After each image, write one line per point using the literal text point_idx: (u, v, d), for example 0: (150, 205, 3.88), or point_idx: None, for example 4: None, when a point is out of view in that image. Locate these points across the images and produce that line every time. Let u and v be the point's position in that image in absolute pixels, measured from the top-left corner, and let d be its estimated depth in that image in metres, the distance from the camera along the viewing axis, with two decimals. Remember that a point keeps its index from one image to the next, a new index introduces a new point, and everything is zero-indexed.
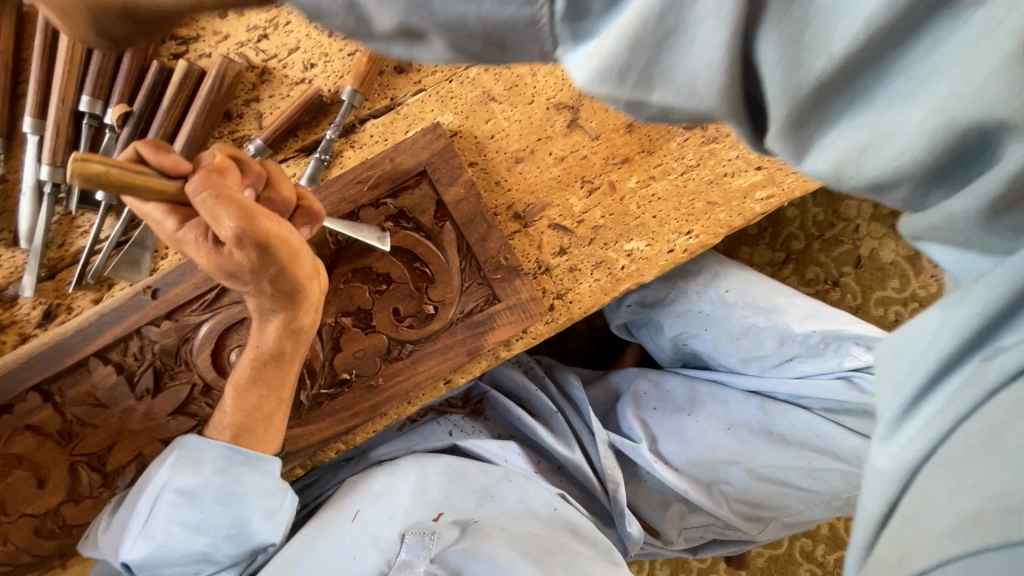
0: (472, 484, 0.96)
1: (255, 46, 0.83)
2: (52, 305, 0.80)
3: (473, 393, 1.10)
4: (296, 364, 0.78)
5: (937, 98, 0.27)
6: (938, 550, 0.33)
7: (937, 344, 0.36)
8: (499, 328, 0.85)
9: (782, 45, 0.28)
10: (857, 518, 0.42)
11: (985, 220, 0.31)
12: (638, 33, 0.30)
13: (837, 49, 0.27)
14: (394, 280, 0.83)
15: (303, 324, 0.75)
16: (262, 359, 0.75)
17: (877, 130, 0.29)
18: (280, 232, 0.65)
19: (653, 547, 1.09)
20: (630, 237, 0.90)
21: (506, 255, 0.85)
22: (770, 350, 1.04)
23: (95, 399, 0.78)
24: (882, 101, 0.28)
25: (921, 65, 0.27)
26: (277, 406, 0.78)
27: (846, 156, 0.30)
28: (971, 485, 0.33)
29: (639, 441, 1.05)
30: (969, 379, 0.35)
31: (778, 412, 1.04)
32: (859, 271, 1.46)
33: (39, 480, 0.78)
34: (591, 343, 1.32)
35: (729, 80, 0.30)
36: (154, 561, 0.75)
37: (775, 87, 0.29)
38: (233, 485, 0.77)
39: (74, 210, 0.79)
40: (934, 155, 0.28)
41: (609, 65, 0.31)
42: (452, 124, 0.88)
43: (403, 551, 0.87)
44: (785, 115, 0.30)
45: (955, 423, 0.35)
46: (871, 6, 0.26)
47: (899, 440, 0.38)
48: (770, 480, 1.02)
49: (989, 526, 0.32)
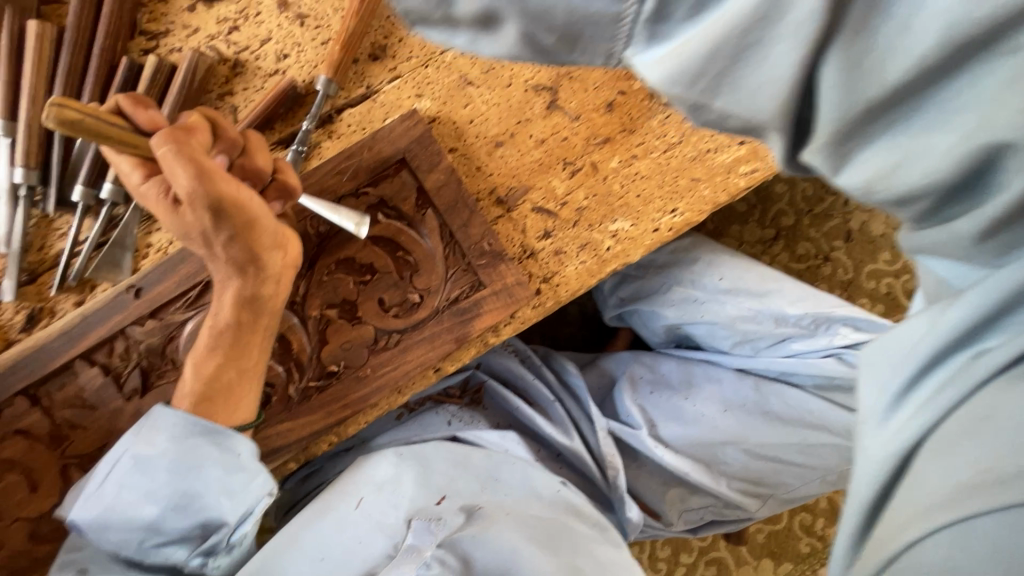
0: (476, 468, 0.98)
1: (226, 39, 0.82)
2: (35, 309, 0.80)
3: (471, 383, 1.09)
4: (256, 341, 0.77)
5: (964, 123, 0.28)
6: (918, 528, 0.35)
7: (928, 342, 0.39)
8: (485, 314, 0.84)
9: (846, 68, 0.28)
10: (847, 508, 0.44)
11: (981, 238, 0.32)
12: (719, 43, 0.29)
13: (891, 77, 0.28)
14: (378, 270, 0.83)
15: (262, 295, 0.75)
16: (220, 328, 0.75)
17: (908, 151, 0.29)
18: (237, 195, 0.66)
19: (654, 528, 1.10)
20: (615, 217, 0.90)
21: (490, 240, 0.84)
22: (763, 326, 1.03)
23: (84, 400, 0.78)
24: (917, 125, 0.29)
25: (953, 93, 0.28)
26: (238, 375, 0.77)
27: (878, 173, 0.30)
28: (960, 466, 0.35)
29: (639, 428, 1.05)
30: (957, 373, 0.37)
31: (772, 392, 1.04)
32: (850, 245, 1.46)
33: (31, 484, 0.78)
34: (584, 328, 1.31)
35: (791, 98, 0.29)
36: (102, 523, 0.72)
37: (829, 105, 0.29)
38: (191, 456, 0.74)
39: (52, 212, 0.79)
40: (959, 174, 0.29)
41: (685, 66, 0.30)
42: (430, 109, 0.87)
43: (410, 535, 0.85)
44: (831, 132, 0.30)
45: (942, 415, 0.37)
46: (931, 34, 0.26)
47: (889, 429, 0.40)
48: (765, 457, 1.02)
49: (975, 503, 0.33)
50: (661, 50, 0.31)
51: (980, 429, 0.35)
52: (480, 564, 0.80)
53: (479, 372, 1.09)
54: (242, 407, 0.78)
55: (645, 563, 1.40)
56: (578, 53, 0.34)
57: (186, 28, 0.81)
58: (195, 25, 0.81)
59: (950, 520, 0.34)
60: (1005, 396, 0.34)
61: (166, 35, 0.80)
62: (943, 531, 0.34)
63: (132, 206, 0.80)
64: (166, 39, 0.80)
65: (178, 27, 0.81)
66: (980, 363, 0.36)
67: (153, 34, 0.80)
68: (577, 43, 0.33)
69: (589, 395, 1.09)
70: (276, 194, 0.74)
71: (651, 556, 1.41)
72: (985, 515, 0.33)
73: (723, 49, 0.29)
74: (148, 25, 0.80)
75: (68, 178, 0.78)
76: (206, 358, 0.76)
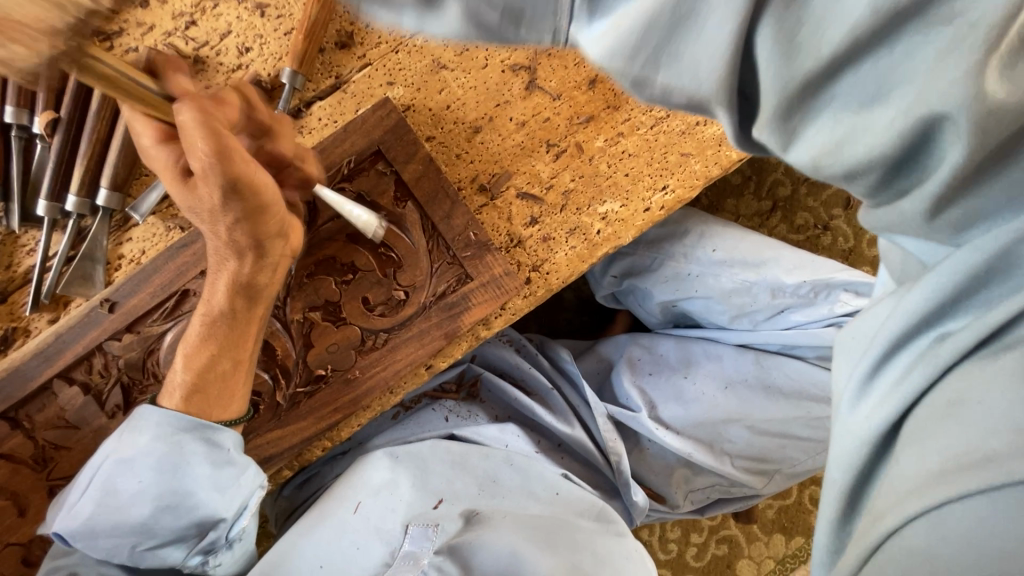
0: (475, 469, 0.95)
1: (184, 35, 0.77)
2: (8, 329, 0.77)
3: (467, 376, 1.05)
4: (249, 328, 0.74)
5: (905, 102, 0.28)
6: (902, 511, 0.36)
7: (892, 322, 0.40)
8: (474, 307, 0.82)
9: (778, 38, 0.28)
10: (823, 494, 0.44)
11: (931, 219, 0.32)
12: (652, 14, 0.29)
13: (824, 51, 0.28)
14: (360, 269, 0.80)
15: (258, 283, 0.72)
16: (211, 322, 0.72)
17: (854, 125, 0.29)
18: (255, 177, 0.63)
19: (659, 512, 1.08)
20: (604, 199, 0.87)
21: (475, 231, 0.81)
22: (762, 302, 1.00)
23: (66, 420, 0.76)
24: (860, 102, 0.29)
25: (892, 69, 0.28)
26: (232, 367, 0.74)
27: (824, 150, 0.30)
28: (934, 447, 0.36)
29: (638, 410, 1.02)
30: (924, 354, 0.38)
31: (773, 366, 1.02)
32: (849, 213, 1.43)
33: (19, 508, 0.76)
34: (581, 313, 1.29)
35: (728, 71, 0.30)
36: (88, 530, 0.70)
37: (770, 79, 0.29)
38: (178, 455, 0.72)
39: (16, 228, 0.76)
40: (898, 151, 0.29)
41: (624, 39, 0.30)
42: (403, 97, 0.83)
43: (407, 543, 0.85)
44: (776, 105, 0.30)
45: (914, 396, 0.38)
46: (858, 10, 0.27)
47: (864, 411, 0.41)
48: (772, 433, 1.00)
49: (949, 480, 0.34)
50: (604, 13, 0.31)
51: (953, 412, 0.36)
52: (482, 570, 0.80)
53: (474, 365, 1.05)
54: (234, 402, 0.75)
55: (656, 545, 1.39)
56: (524, 31, 0.35)
57: (141, 26, 0.76)
58: (150, 23, 0.77)
59: (920, 510, 0.35)
60: (974, 378, 0.35)
61: (120, 34, 0.76)
62: (919, 521, 0.35)
63: (99, 217, 0.76)
64: (120, 39, 0.76)
65: (132, 25, 0.76)
66: (943, 346, 0.37)
67: (105, 35, 0.76)
68: (521, 15, 0.34)
69: (584, 379, 1.07)
70: (295, 183, 0.74)
71: (661, 539, 1.39)
72: (953, 501, 0.34)
73: (661, 23, 0.30)
74: (99, 26, 0.75)
75: (30, 192, 0.75)
76: (189, 350, 0.73)
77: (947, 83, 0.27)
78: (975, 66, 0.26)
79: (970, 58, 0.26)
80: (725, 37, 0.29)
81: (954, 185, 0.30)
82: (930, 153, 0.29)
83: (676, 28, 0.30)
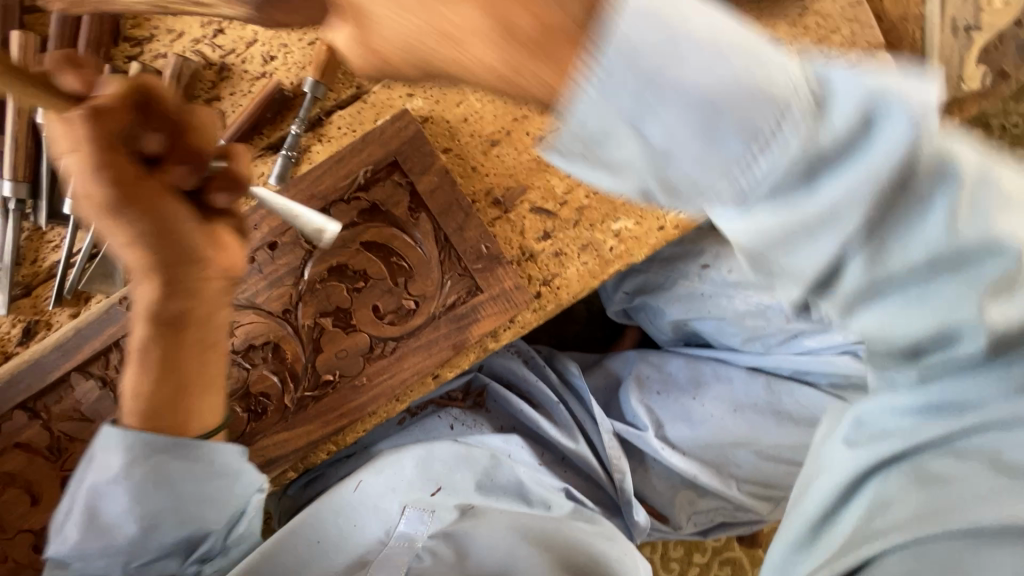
0: (477, 463, 0.96)
1: (212, 42, 0.79)
2: (32, 322, 0.80)
3: (474, 385, 1.06)
4: (191, 354, 0.67)
5: (963, 295, 0.33)
6: (898, 540, 0.46)
7: (889, 421, 0.47)
8: (483, 319, 0.82)
9: (776, 220, 0.32)
10: (793, 517, 0.57)
11: (920, 379, 0.41)
12: (639, 175, 0.32)
13: (902, 260, 0.33)
14: (371, 276, 0.80)
15: (184, 315, 0.65)
16: (154, 337, 0.65)
17: (908, 308, 0.34)
18: (132, 194, 0.56)
19: (662, 533, 1.06)
20: (617, 217, 0.87)
21: (487, 243, 0.82)
22: (775, 325, 0.99)
23: (81, 413, 0.78)
24: (923, 294, 0.34)
25: (946, 289, 0.33)
26: (175, 395, 0.67)
27: (881, 325, 0.36)
28: (898, 508, 0.47)
29: (645, 429, 1.01)
30: (909, 442, 0.46)
31: (783, 390, 1.01)
32: None
33: (32, 496, 0.78)
34: (592, 327, 1.28)
35: (755, 235, 0.33)
36: (84, 553, 0.67)
37: (804, 263, 0.33)
38: (160, 473, 0.67)
39: (43, 224, 0.78)
40: (931, 334, 0.36)
41: (642, 195, 0.34)
42: (422, 109, 0.83)
43: (403, 523, 0.90)
44: (858, 288, 0.34)
45: (888, 470, 0.49)
46: (850, 220, 0.31)
47: (847, 467, 0.51)
48: (779, 459, 0.99)
49: (908, 526, 0.46)
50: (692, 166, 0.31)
51: (923, 485, 0.46)
52: (476, 554, 0.89)
53: (482, 375, 1.05)
54: (193, 423, 0.69)
55: (658, 564, 1.38)
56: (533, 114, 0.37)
57: (171, 33, 0.78)
58: (180, 29, 0.78)
59: (910, 542, 0.46)
60: (956, 466, 0.45)
61: (150, 40, 0.78)
62: (906, 550, 0.46)
63: None
64: (151, 44, 0.78)
65: (162, 31, 0.78)
66: (919, 433, 0.45)
67: (136, 40, 0.78)
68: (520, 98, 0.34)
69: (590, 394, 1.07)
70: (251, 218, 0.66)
71: (663, 558, 1.37)
72: (929, 540, 0.45)
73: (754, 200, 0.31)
74: (131, 32, 0.78)
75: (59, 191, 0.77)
76: (140, 370, 0.66)
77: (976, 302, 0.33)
78: (990, 290, 0.33)
79: (987, 282, 0.33)
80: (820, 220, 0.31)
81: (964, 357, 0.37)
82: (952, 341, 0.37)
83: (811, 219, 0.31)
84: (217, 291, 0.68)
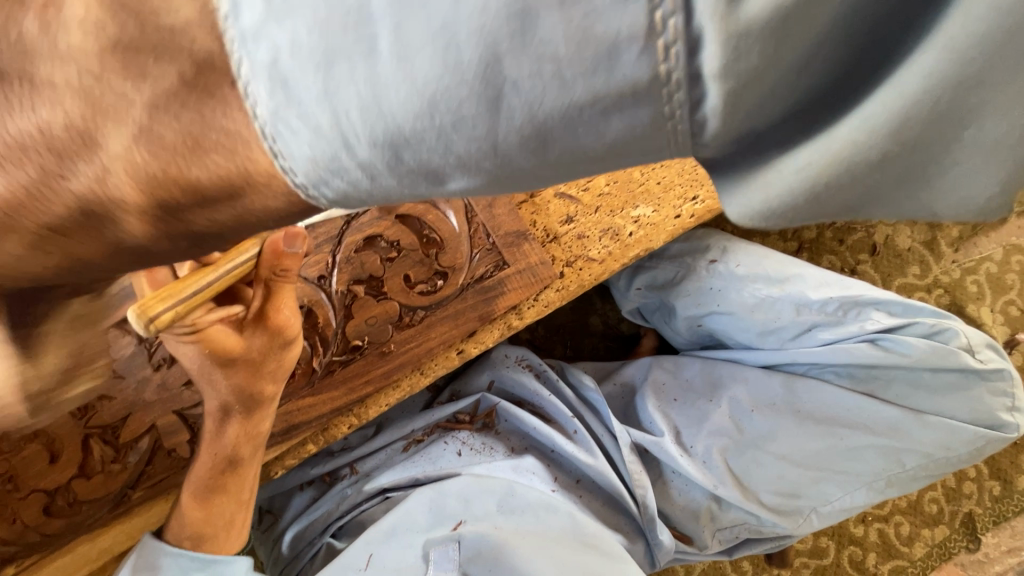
0: (494, 485, 0.97)
1: None
2: None
3: (481, 406, 1.07)
4: (240, 486, 0.79)
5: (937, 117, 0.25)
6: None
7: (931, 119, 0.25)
8: (509, 292, 0.87)
9: (956, 166, 0.27)
10: None
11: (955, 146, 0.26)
12: (838, 173, 0.26)
13: (932, 141, 0.26)
14: (404, 248, 0.83)
15: (261, 429, 0.77)
16: (219, 467, 0.75)
17: (953, 148, 0.26)
18: (233, 342, 0.67)
19: (686, 554, 1.03)
20: (636, 204, 0.95)
21: (515, 222, 0.88)
22: (791, 319, 0.99)
23: (113, 369, 0.75)
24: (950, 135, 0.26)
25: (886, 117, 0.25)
26: (236, 509, 0.81)
27: (981, 152, 0.26)
28: None
29: (662, 435, 1.01)
30: (959, 120, 0.25)
31: (803, 388, 0.97)
32: (876, 259, 1.43)
33: (53, 454, 0.74)
34: (608, 338, 1.30)
35: (842, 190, 0.27)
36: None
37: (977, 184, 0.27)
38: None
39: None
40: (905, 131, 0.25)
41: (847, 189, 0.27)
42: None
43: (431, 568, 0.89)
44: (844, 208, 0.29)
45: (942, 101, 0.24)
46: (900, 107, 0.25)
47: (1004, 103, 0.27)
48: (805, 465, 0.95)
49: None
50: (532, 102, 0.27)
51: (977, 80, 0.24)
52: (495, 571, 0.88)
53: (489, 393, 1.08)
54: (234, 539, 0.84)
55: None
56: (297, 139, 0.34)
57: None
58: None
59: None
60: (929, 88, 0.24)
61: None
62: None
63: None
64: None
65: None
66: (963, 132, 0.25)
67: None
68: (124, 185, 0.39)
69: (607, 407, 1.07)
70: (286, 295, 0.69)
71: None
72: None
73: (606, 159, 0.30)
74: None
75: None
76: (197, 490, 0.76)
77: (869, 153, 0.26)
78: (858, 177, 0.27)
79: (842, 149, 0.26)
80: (624, 131, 0.28)
81: (924, 131, 0.25)
82: (894, 141, 0.25)
83: (494, 68, 0.26)
84: (285, 369, 0.74)
